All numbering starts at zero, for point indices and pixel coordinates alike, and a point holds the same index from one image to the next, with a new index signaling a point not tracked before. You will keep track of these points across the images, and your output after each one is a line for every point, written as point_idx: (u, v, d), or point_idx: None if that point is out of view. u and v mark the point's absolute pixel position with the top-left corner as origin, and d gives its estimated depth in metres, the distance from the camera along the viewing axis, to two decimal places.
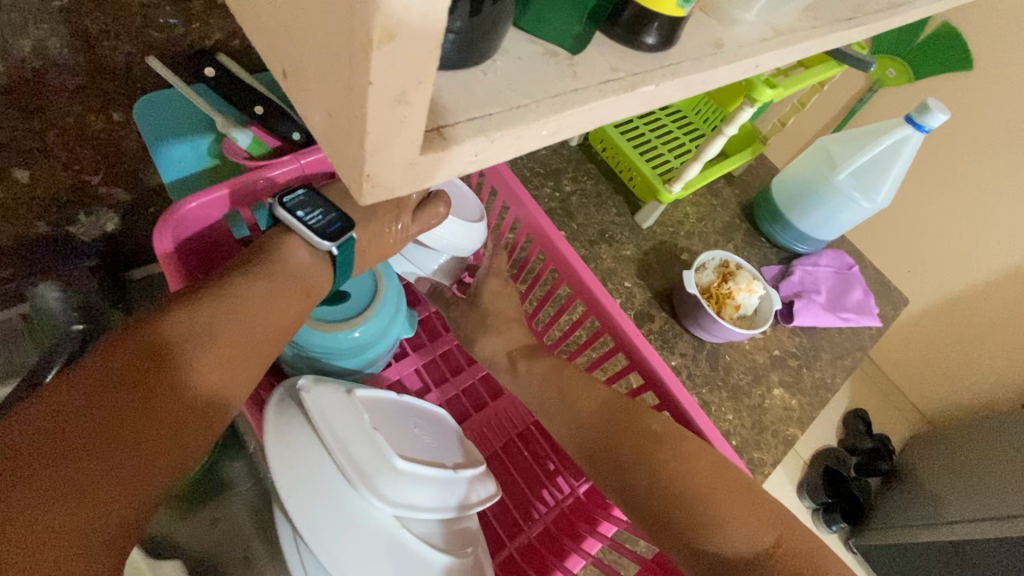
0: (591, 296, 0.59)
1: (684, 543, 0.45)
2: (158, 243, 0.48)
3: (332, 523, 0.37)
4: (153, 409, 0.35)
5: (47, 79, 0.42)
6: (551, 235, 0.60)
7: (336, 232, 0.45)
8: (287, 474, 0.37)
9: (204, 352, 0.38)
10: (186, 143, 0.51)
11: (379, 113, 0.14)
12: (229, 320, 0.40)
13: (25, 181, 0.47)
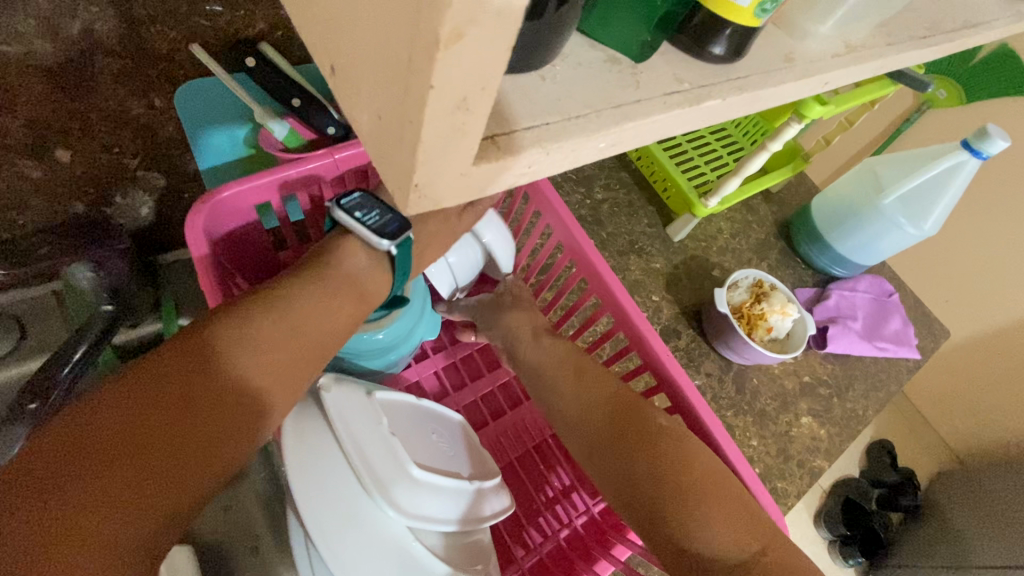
0: (620, 310, 0.57)
1: (672, 542, 0.45)
2: (194, 246, 0.47)
3: (344, 530, 0.36)
4: (196, 420, 0.35)
5: (95, 62, 0.42)
6: (584, 246, 0.58)
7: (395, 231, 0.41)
8: (301, 475, 0.37)
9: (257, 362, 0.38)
10: (223, 132, 0.52)
11: (437, 119, 0.13)
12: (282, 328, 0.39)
13: (65, 161, 0.48)
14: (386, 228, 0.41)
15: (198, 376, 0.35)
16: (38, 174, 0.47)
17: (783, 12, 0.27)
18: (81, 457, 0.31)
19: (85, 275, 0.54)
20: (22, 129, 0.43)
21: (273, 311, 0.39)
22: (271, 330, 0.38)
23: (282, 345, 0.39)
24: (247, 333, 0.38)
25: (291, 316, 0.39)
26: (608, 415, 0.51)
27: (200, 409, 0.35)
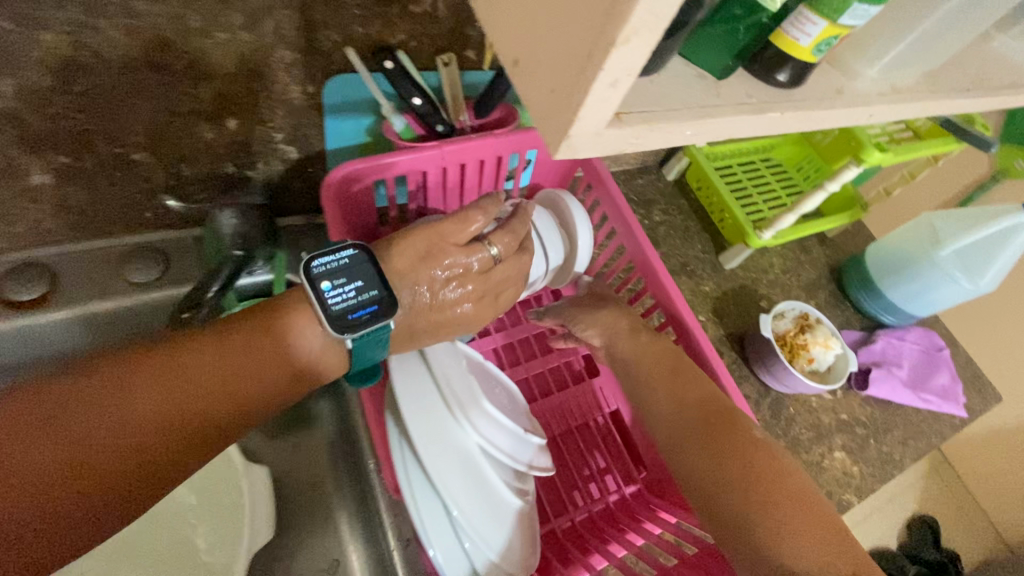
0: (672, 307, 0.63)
1: (754, 541, 0.47)
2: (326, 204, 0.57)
3: (434, 437, 0.45)
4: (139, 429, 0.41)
5: (274, 54, 0.53)
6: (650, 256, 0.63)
7: (354, 321, 0.46)
8: (406, 389, 0.46)
9: (198, 399, 0.44)
10: (353, 121, 0.63)
11: (596, 91, 0.21)
12: (221, 383, 0.45)
13: (232, 129, 0.59)
14: (349, 313, 0.47)
15: (137, 412, 0.41)
16: (211, 135, 0.59)
17: (839, 54, 0.34)
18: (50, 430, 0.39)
19: (227, 224, 0.64)
20: (209, 99, 0.55)
21: (209, 364, 0.45)
22: (209, 381, 0.44)
23: (216, 398, 0.44)
24: (183, 379, 0.43)
25: (230, 372, 0.45)
26: (695, 421, 0.55)
27: (138, 442, 0.41)
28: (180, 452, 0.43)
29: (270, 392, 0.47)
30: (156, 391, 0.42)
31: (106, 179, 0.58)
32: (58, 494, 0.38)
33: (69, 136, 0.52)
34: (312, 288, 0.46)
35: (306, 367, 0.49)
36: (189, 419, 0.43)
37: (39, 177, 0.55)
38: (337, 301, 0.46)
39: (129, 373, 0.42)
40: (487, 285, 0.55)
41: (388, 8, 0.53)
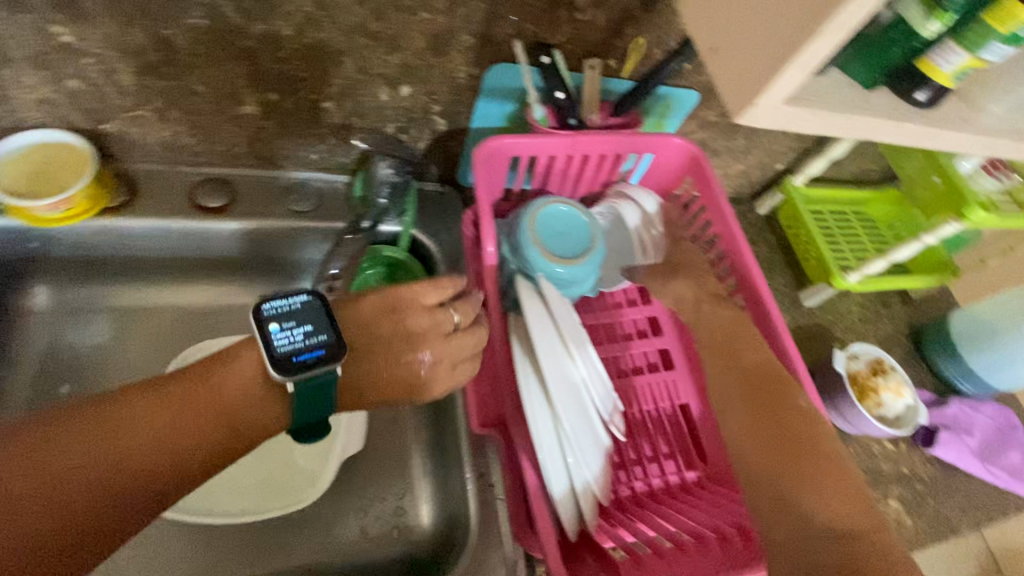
0: (762, 309, 0.67)
1: (779, 492, 0.52)
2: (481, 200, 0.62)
3: (551, 358, 0.51)
4: (80, 479, 0.43)
5: (457, 37, 0.64)
6: (751, 263, 0.68)
7: (295, 365, 0.51)
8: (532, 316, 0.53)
9: (140, 446, 0.46)
10: (500, 105, 0.73)
11: (788, 74, 0.30)
12: (154, 437, 0.47)
13: (404, 95, 0.70)
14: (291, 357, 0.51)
15: (64, 471, 0.43)
16: (385, 98, 0.70)
17: (969, 92, 0.40)
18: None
19: (387, 175, 0.74)
20: (396, 66, 0.66)
21: (137, 424, 0.47)
22: (142, 436, 0.46)
23: (147, 453, 0.46)
24: (116, 434, 0.46)
25: (165, 426, 0.47)
26: (744, 383, 0.60)
27: (75, 492, 0.43)
28: (109, 511, 0.44)
29: (207, 446, 0.49)
30: (85, 446, 0.44)
31: (295, 119, 0.70)
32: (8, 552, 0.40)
33: (280, 78, 0.64)
34: (261, 329, 0.52)
35: (244, 418, 0.51)
36: (118, 476, 0.45)
37: (248, 108, 0.68)
38: (284, 344, 0.51)
39: (60, 432, 0.45)
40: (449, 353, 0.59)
41: (558, 14, 0.63)
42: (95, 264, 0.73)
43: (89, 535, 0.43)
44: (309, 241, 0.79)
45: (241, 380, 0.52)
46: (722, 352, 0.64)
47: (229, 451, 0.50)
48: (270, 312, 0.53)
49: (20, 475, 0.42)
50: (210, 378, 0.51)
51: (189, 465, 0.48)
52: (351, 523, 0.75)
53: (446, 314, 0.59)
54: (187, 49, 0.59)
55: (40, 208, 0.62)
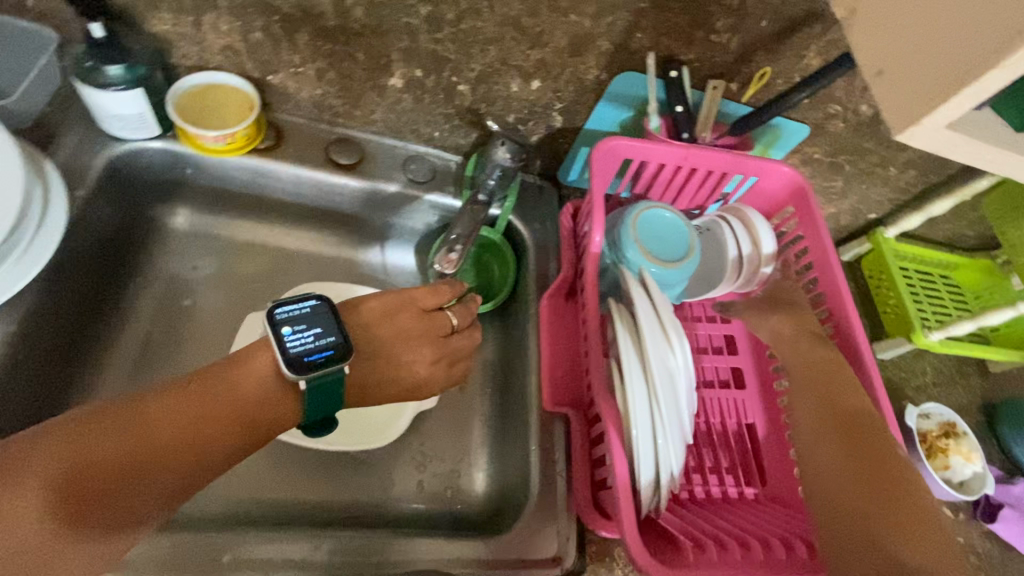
0: (851, 341, 0.68)
1: (870, 532, 0.50)
2: (597, 190, 0.65)
3: (654, 345, 0.53)
4: (118, 463, 0.48)
5: (596, 42, 0.69)
6: (846, 298, 0.69)
7: (306, 365, 0.57)
8: (640, 304, 0.55)
9: (173, 435, 0.51)
10: (618, 111, 0.77)
11: (955, 99, 0.35)
12: (182, 431, 0.52)
13: (533, 89, 0.76)
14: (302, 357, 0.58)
15: (99, 459, 0.47)
16: (515, 89, 0.76)
17: None
18: (30, 471, 0.44)
19: (502, 161, 0.77)
20: (534, 61, 0.72)
21: (169, 414, 0.52)
22: (171, 429, 0.51)
23: (177, 443, 0.51)
24: (145, 427, 0.50)
25: (194, 421, 0.52)
26: (837, 421, 0.59)
27: (113, 475, 0.47)
28: (140, 496, 0.49)
29: (229, 439, 0.54)
30: (118, 438, 0.48)
31: (431, 96, 0.77)
32: (56, 530, 0.44)
33: (430, 56, 0.71)
34: (275, 331, 0.58)
35: (264, 413, 0.57)
36: (149, 465, 0.49)
37: (393, 80, 0.75)
38: (295, 346, 0.58)
39: (92, 423, 0.48)
40: (448, 353, 0.71)
41: (694, 34, 0.68)
42: (232, 198, 0.82)
43: (119, 518, 0.47)
44: (420, 209, 0.87)
45: (259, 379, 0.57)
46: (816, 377, 0.63)
47: (247, 444, 0.55)
48: (283, 316, 0.59)
49: (57, 462, 0.46)
50: (234, 373, 0.56)
51: (214, 456, 0.53)
52: (410, 477, 0.79)
53: (445, 317, 0.72)
54: (361, 19, 0.66)
55: (208, 137, 0.70)
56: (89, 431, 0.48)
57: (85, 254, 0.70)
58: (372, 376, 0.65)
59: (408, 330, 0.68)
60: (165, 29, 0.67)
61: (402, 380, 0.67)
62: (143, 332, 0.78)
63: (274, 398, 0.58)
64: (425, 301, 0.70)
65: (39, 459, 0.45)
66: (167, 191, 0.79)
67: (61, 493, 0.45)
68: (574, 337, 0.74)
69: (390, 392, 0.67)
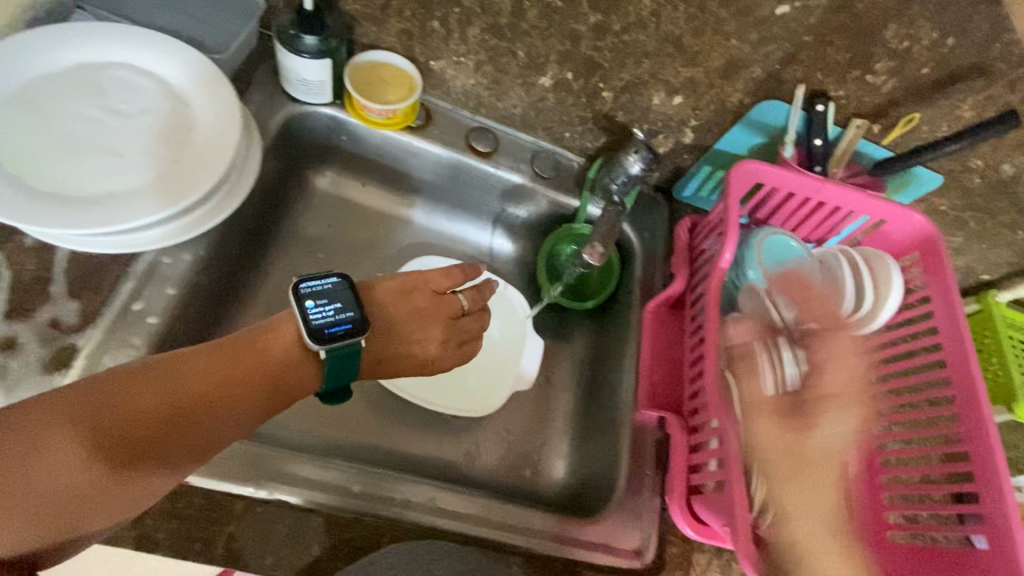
0: (967, 396, 0.67)
1: None
2: (733, 213, 0.68)
3: (784, 370, 0.57)
4: (148, 421, 0.48)
5: (749, 69, 0.72)
6: (970, 351, 0.68)
7: (328, 336, 0.58)
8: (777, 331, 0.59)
9: (203, 396, 0.52)
10: (750, 136, 0.80)
11: None
12: (213, 391, 0.52)
13: (673, 105, 0.79)
14: (325, 328, 0.59)
15: (136, 414, 0.48)
16: (656, 102, 0.79)
17: None
18: (63, 425, 0.45)
19: (633, 172, 0.81)
20: (683, 78, 0.75)
21: (199, 375, 0.52)
22: (203, 389, 0.52)
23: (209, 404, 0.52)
24: (178, 386, 0.51)
25: (225, 382, 0.53)
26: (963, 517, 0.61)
27: (144, 433, 0.48)
28: (171, 453, 0.50)
29: (257, 400, 0.55)
30: (152, 397, 0.49)
31: (573, 98, 0.81)
32: (86, 482, 0.45)
33: (586, 63, 0.76)
34: (298, 303, 0.59)
35: (289, 378, 0.58)
36: (179, 423, 0.50)
37: (543, 80, 0.80)
38: (318, 318, 0.58)
39: (127, 381, 0.48)
40: (457, 334, 0.73)
41: (848, 73, 0.70)
42: (370, 168, 0.89)
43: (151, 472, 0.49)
44: (539, 202, 0.91)
45: (283, 344, 0.58)
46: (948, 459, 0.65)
47: (274, 404, 0.57)
48: (306, 290, 0.60)
49: (87, 416, 0.46)
50: (266, 335, 0.58)
51: (243, 415, 0.54)
52: (493, 451, 0.84)
53: (456, 300, 0.74)
54: (532, 21, 0.72)
55: (374, 110, 0.77)
56: (119, 389, 0.48)
57: (250, 200, 0.78)
58: (386, 352, 0.68)
59: (420, 308, 0.71)
60: (356, 9, 0.74)
61: (413, 356, 0.70)
62: (278, 280, 0.85)
63: (299, 365, 0.59)
64: (438, 283, 0.71)
65: (70, 412, 0.46)
66: (318, 154, 0.86)
67: (97, 445, 0.46)
68: (679, 346, 0.77)
69: (401, 368, 0.70)
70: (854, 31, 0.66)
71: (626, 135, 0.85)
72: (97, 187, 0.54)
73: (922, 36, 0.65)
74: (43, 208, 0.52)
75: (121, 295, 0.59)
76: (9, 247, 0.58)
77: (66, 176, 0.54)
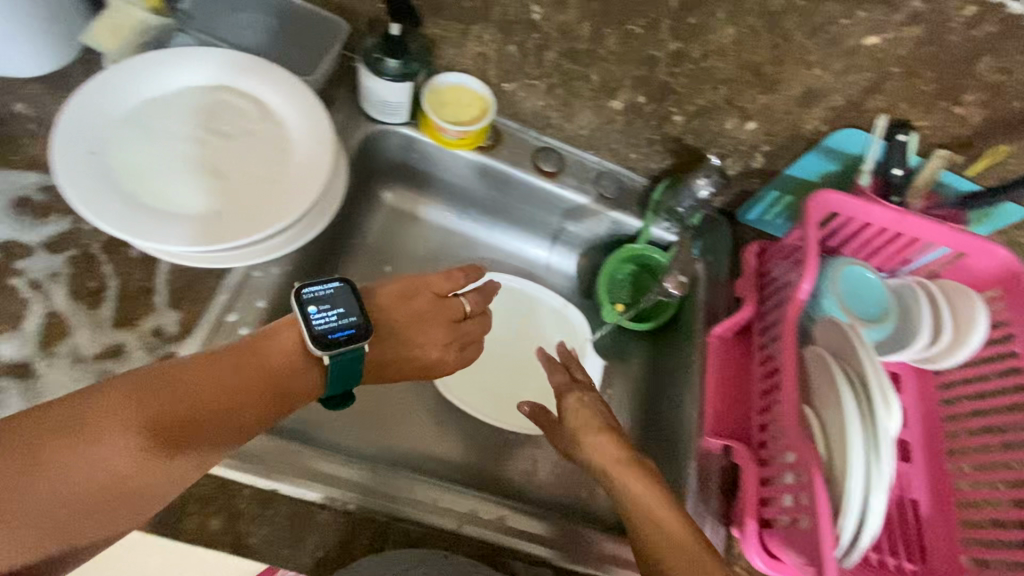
0: None
1: None
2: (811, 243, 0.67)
3: (872, 403, 0.55)
4: (146, 431, 0.48)
5: (830, 97, 0.71)
6: None
7: (331, 341, 0.57)
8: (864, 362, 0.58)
9: (203, 404, 0.51)
10: (824, 163, 0.79)
11: None
12: (216, 401, 0.52)
13: (746, 130, 0.78)
14: (328, 333, 0.57)
15: (134, 427, 0.47)
16: (728, 127, 0.79)
17: None
18: (61, 435, 0.44)
19: (700, 195, 0.82)
20: (760, 105, 0.75)
21: (198, 384, 0.51)
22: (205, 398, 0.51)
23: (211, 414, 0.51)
24: (177, 395, 0.50)
25: (226, 391, 0.52)
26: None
27: (143, 444, 0.47)
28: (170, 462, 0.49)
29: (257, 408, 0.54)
30: (151, 407, 0.48)
31: (643, 121, 0.82)
32: (82, 492, 0.45)
33: (661, 88, 0.76)
34: (300, 309, 0.57)
35: (291, 385, 0.57)
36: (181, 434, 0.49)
37: (614, 103, 0.80)
38: (321, 323, 0.57)
39: (126, 390, 0.48)
40: (460, 337, 0.71)
41: (935, 103, 0.68)
42: (437, 184, 0.91)
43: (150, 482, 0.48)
44: (601, 222, 0.91)
45: (284, 350, 0.57)
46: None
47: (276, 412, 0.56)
48: (308, 295, 0.58)
49: (87, 426, 0.45)
50: (271, 339, 0.57)
51: (244, 423, 0.53)
52: (551, 468, 0.84)
53: (458, 303, 0.72)
54: (610, 46, 0.72)
55: (449, 131, 0.79)
56: (118, 398, 0.47)
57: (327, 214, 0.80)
58: (388, 355, 0.66)
59: (421, 312, 0.69)
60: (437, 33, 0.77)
61: (416, 360, 0.68)
62: None
63: (302, 370, 0.58)
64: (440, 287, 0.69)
65: (68, 422, 0.45)
66: (387, 169, 0.88)
67: (98, 458, 0.45)
68: (744, 370, 0.77)
69: (404, 371, 0.68)
70: (944, 62, 0.65)
71: (695, 158, 0.85)
72: (201, 207, 0.58)
73: (1018, 69, 0.63)
74: (153, 226, 0.55)
75: (217, 306, 0.62)
76: (117, 257, 0.62)
77: (172, 195, 0.57)
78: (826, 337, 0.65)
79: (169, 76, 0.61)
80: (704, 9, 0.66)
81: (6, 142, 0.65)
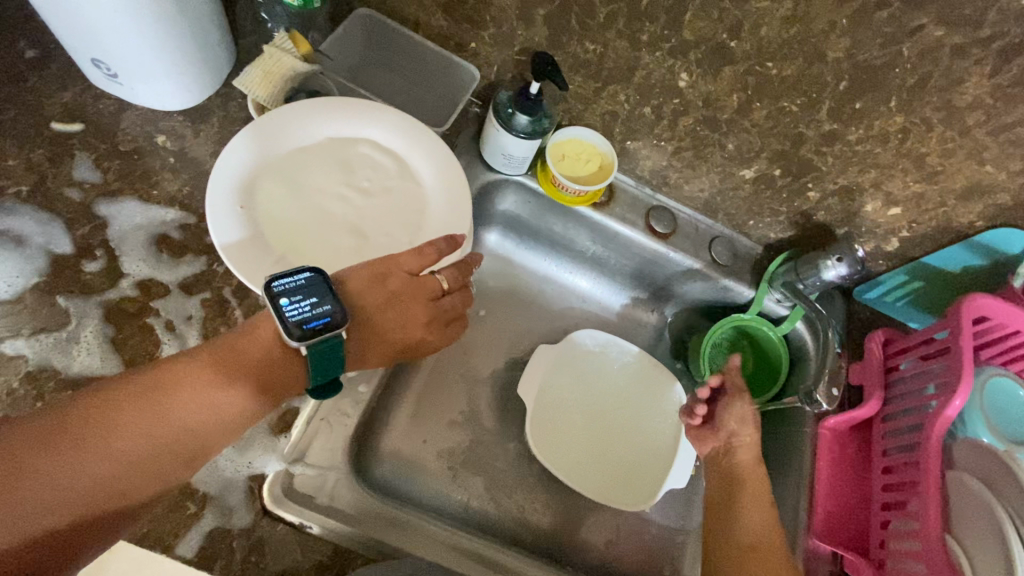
0: None
1: None
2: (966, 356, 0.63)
3: None
4: (127, 434, 0.46)
5: (992, 194, 0.67)
6: None
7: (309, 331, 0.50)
8: None
9: (184, 403, 0.48)
10: (969, 257, 0.74)
11: None
12: (200, 400, 0.49)
13: (889, 215, 0.73)
14: (306, 323, 0.50)
15: (116, 432, 0.45)
16: (868, 210, 0.74)
17: None
18: (42, 444, 0.43)
19: (828, 278, 0.76)
20: (911, 193, 0.70)
21: (180, 382, 0.48)
22: (182, 404, 0.48)
23: (184, 422, 0.48)
24: (158, 396, 0.48)
25: (204, 391, 0.49)
26: None
27: (126, 448, 0.46)
28: (156, 466, 0.47)
29: (243, 403, 0.51)
30: (131, 411, 0.46)
31: (773, 193, 0.77)
32: (69, 498, 0.43)
33: (803, 165, 0.72)
34: (271, 304, 0.49)
35: (275, 379, 0.52)
36: (156, 443, 0.47)
37: (744, 173, 0.76)
38: (294, 314, 0.50)
39: (106, 397, 0.46)
40: (440, 315, 0.59)
41: None
42: (537, 230, 0.87)
43: (138, 485, 0.46)
44: (709, 287, 0.86)
45: (269, 342, 0.53)
46: None
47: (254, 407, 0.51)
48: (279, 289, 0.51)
49: (67, 433, 0.44)
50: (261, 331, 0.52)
51: (230, 420, 0.50)
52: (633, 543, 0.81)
53: (434, 280, 0.59)
54: (757, 119, 0.68)
55: (570, 189, 0.75)
56: (98, 403, 0.46)
57: None
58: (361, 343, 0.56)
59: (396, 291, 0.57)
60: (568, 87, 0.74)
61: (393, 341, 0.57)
62: None
63: (283, 366, 0.52)
64: (413, 268, 0.55)
65: (47, 431, 0.44)
66: (491, 212, 0.85)
67: (82, 465, 0.44)
68: (862, 471, 0.73)
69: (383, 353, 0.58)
70: None
71: (823, 235, 0.80)
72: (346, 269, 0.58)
73: None
74: None
75: None
76: (246, 303, 0.62)
77: (318, 256, 0.58)
78: (975, 463, 0.61)
79: (301, 125, 0.60)
80: (872, 95, 0.62)
81: (144, 176, 0.64)
